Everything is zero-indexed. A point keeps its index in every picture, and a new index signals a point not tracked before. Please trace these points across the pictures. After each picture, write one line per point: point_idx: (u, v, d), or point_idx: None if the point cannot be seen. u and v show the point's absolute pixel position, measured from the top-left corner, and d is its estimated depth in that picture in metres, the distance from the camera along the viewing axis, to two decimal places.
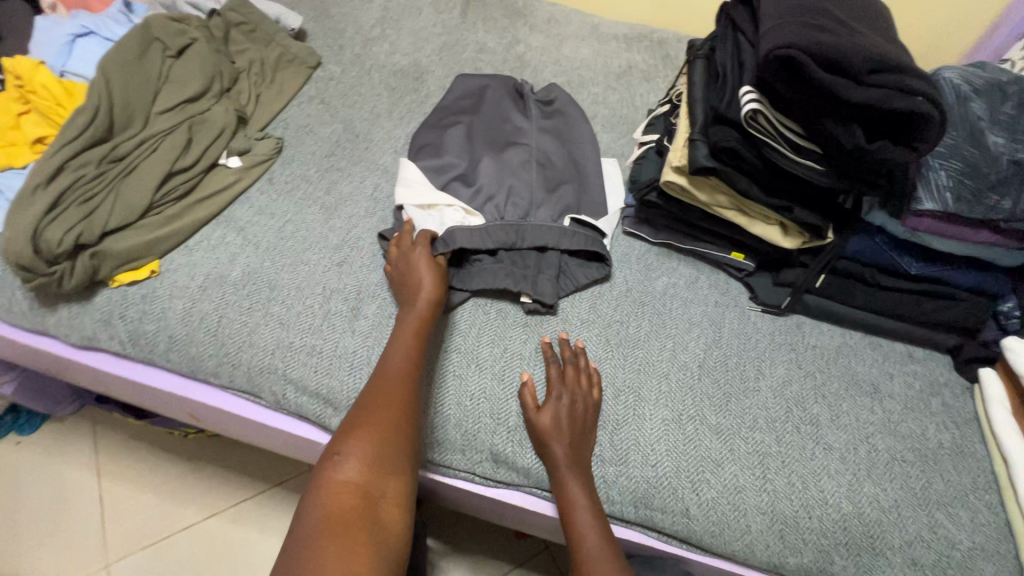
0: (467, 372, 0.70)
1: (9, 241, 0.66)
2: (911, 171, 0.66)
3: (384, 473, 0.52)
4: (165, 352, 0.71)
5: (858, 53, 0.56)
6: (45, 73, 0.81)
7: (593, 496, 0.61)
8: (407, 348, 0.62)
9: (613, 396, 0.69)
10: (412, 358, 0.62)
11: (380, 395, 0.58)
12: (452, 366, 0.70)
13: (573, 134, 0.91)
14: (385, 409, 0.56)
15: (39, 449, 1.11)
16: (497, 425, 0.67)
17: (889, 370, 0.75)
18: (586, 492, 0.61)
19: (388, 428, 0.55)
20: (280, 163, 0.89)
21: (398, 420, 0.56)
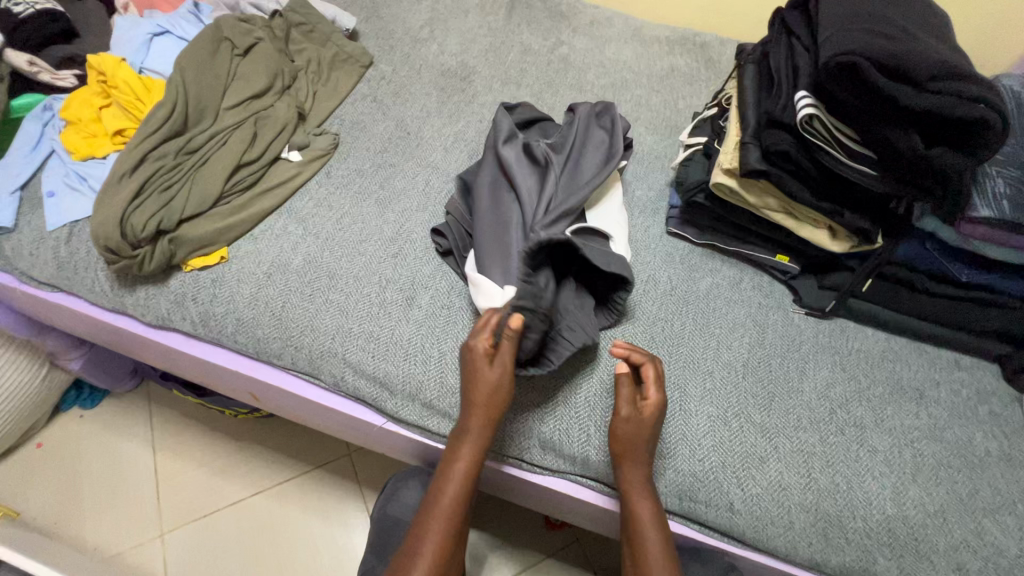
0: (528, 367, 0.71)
1: (100, 226, 0.72)
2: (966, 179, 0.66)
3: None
4: (232, 334, 0.76)
5: (920, 61, 0.57)
6: (126, 70, 0.87)
7: (657, 510, 0.63)
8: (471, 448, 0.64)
9: None
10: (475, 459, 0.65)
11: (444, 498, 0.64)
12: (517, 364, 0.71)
13: (599, 157, 0.83)
14: (440, 527, 0.63)
15: (99, 423, 1.18)
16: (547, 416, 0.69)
17: (936, 377, 0.75)
18: (653, 510, 0.62)
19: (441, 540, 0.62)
20: (337, 158, 0.93)
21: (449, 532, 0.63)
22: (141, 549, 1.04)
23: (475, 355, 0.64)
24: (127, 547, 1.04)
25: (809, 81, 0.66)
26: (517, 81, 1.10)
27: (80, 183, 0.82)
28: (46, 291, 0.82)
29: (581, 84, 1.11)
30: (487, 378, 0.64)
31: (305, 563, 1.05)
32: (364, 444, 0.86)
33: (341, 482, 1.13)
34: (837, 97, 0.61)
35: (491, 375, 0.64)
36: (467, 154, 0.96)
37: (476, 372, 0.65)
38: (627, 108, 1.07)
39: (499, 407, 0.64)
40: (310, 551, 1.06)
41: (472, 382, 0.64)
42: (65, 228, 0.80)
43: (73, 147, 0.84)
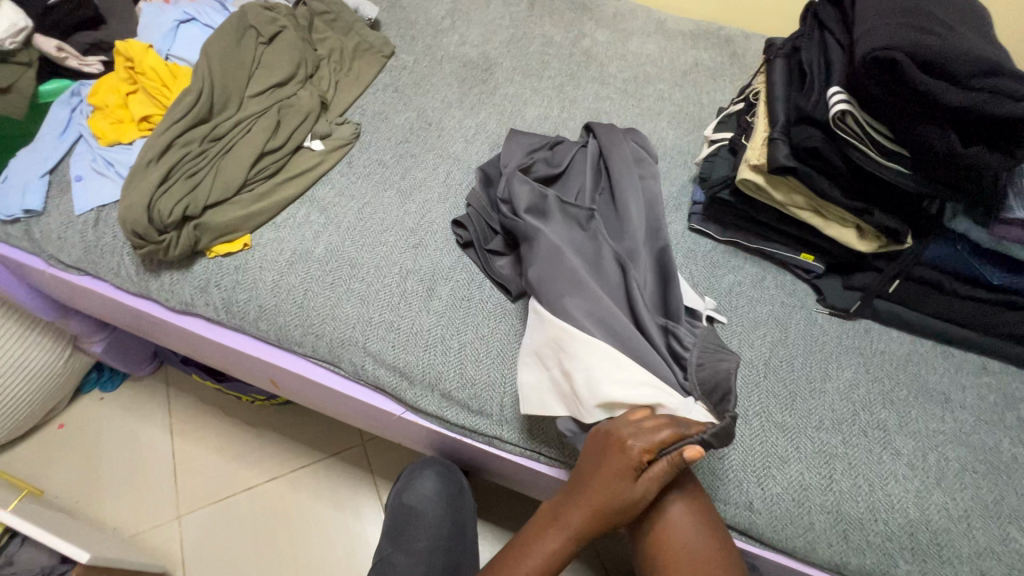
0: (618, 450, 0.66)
1: (127, 210, 0.73)
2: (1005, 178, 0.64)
3: None
4: (255, 321, 0.76)
5: (961, 57, 0.55)
6: (153, 57, 0.88)
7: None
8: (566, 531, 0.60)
9: None
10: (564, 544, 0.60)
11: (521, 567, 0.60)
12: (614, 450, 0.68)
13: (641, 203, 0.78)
14: None
15: (120, 406, 1.20)
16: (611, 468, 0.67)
17: (962, 381, 0.74)
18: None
19: None
20: (358, 148, 0.93)
21: None
22: (160, 529, 1.07)
23: (624, 461, 0.56)
24: (146, 528, 1.06)
25: (843, 76, 0.65)
26: (539, 73, 1.09)
27: (107, 168, 0.83)
28: (72, 275, 0.83)
29: (603, 77, 1.10)
30: (627, 490, 0.56)
31: (319, 549, 1.06)
32: (381, 433, 0.87)
33: (355, 470, 1.14)
34: (873, 93, 0.60)
35: (631, 489, 0.56)
36: (488, 146, 0.96)
37: (613, 479, 0.57)
38: (650, 103, 1.06)
39: (622, 516, 0.58)
40: (323, 538, 1.07)
41: (603, 484, 0.57)
42: (92, 212, 0.81)
43: (100, 133, 0.85)
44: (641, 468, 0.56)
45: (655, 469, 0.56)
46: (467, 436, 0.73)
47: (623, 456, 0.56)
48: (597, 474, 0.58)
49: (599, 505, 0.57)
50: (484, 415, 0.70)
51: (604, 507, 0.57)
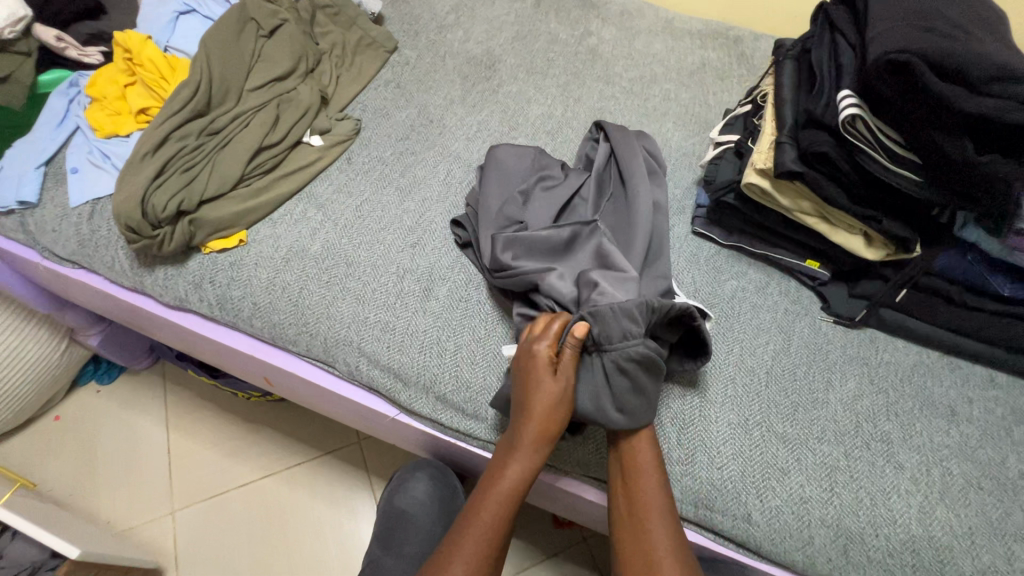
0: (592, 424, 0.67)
1: (121, 204, 0.72)
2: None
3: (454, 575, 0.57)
4: (249, 318, 0.75)
5: (977, 60, 0.53)
6: (152, 48, 0.87)
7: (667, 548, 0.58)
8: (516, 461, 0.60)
9: (680, 396, 0.69)
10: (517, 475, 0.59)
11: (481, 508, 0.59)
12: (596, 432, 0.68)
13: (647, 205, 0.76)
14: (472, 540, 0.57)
15: (115, 399, 1.19)
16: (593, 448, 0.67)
17: (969, 395, 0.72)
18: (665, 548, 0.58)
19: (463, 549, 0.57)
20: (358, 144, 0.92)
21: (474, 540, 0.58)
22: (153, 524, 1.06)
23: (537, 360, 0.60)
24: (139, 522, 1.06)
25: (854, 80, 0.63)
26: (544, 71, 1.07)
27: (103, 160, 0.82)
28: (67, 268, 0.82)
29: (609, 76, 1.08)
30: (549, 387, 0.59)
31: (312, 548, 1.05)
32: (376, 433, 0.86)
33: (350, 469, 1.13)
34: (885, 97, 0.58)
35: (552, 384, 0.59)
36: (490, 144, 0.94)
37: (536, 380, 0.59)
38: (655, 103, 1.04)
39: (560, 419, 0.59)
40: (317, 537, 1.06)
41: (531, 392, 0.59)
42: (88, 205, 0.80)
43: (97, 124, 0.84)
44: (554, 363, 0.60)
45: (564, 360, 0.61)
46: (461, 439, 0.72)
47: (538, 354, 0.60)
48: (522, 380, 0.60)
49: (535, 420, 0.58)
50: (479, 419, 0.69)
51: (541, 415, 0.58)
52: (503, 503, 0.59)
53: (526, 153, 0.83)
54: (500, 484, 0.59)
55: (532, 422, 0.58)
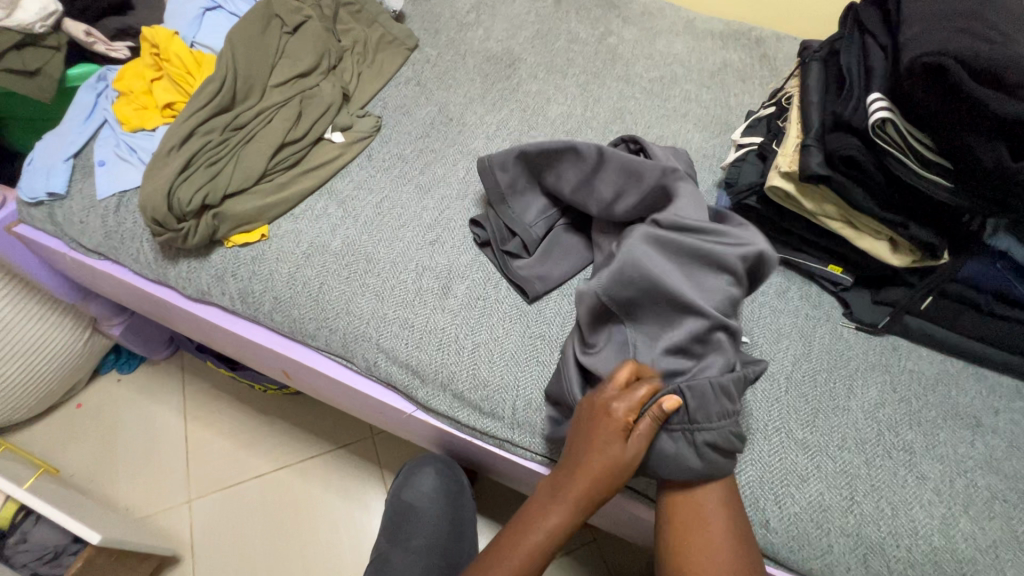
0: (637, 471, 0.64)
1: (148, 197, 0.73)
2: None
3: None
4: (270, 312, 0.76)
5: (1014, 64, 0.52)
6: (178, 43, 0.88)
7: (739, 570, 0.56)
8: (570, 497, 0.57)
9: None
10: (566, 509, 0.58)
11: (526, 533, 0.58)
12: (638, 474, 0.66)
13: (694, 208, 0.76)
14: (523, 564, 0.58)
15: (136, 388, 1.21)
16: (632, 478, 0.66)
17: (995, 405, 0.71)
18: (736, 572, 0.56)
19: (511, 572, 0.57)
20: (378, 141, 0.92)
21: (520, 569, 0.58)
22: (171, 512, 1.08)
23: (612, 420, 0.56)
24: (158, 510, 1.08)
25: (885, 82, 0.62)
26: (563, 70, 1.07)
27: (130, 154, 0.84)
28: (93, 258, 0.84)
29: (629, 76, 1.07)
30: (615, 451, 0.56)
31: (324, 541, 1.06)
32: (392, 428, 0.86)
33: (363, 463, 1.14)
34: (917, 101, 0.57)
35: (620, 451, 0.56)
36: (509, 143, 0.94)
37: (603, 437, 0.56)
38: (676, 104, 1.03)
39: (616, 484, 0.57)
40: (329, 529, 1.07)
41: (595, 450, 0.56)
42: (114, 197, 0.81)
43: (124, 118, 0.85)
44: (629, 429, 0.57)
45: (639, 430, 0.57)
46: (477, 437, 0.72)
47: (614, 414, 0.57)
48: (589, 435, 0.57)
49: (592, 480, 0.56)
50: (496, 418, 0.69)
51: (602, 476, 0.56)
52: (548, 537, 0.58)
53: (543, 202, 0.80)
54: (545, 525, 0.58)
55: (590, 479, 0.57)
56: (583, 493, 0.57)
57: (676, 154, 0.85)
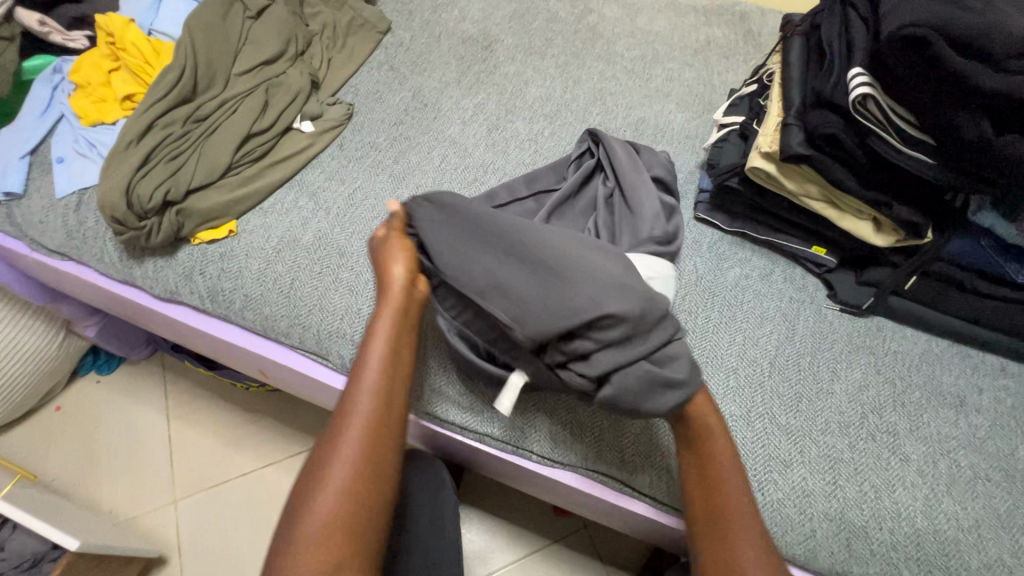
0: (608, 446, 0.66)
1: (106, 195, 0.70)
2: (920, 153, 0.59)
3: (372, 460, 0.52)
4: (240, 310, 0.74)
5: (999, 33, 0.50)
6: (135, 31, 0.84)
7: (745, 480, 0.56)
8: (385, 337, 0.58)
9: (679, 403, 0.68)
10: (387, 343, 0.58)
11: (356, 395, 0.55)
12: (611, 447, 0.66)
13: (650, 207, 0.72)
14: (365, 422, 0.53)
15: (116, 389, 1.19)
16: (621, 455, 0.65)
17: (979, 384, 0.70)
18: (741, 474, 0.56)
19: (358, 434, 0.53)
20: (350, 130, 0.89)
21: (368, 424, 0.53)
22: (156, 513, 1.06)
23: (380, 251, 0.65)
24: (143, 511, 1.06)
25: (866, 57, 0.60)
26: (542, 51, 1.04)
27: (88, 150, 0.80)
28: (57, 260, 0.81)
29: (609, 55, 1.04)
30: (398, 275, 0.62)
31: None
32: None
33: None
34: (899, 77, 0.55)
35: (399, 272, 0.62)
36: (486, 128, 0.91)
37: (387, 269, 0.63)
38: (657, 83, 1.00)
39: (405, 309, 0.61)
40: None
41: (386, 283, 0.62)
42: (74, 196, 0.78)
43: (82, 112, 0.82)
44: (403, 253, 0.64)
45: (396, 249, 0.64)
46: (456, 432, 0.71)
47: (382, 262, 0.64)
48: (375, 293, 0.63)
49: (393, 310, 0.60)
50: (475, 412, 0.68)
51: (397, 309, 0.60)
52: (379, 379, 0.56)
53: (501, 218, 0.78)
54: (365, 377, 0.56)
55: (391, 316, 0.60)
56: (390, 334, 0.59)
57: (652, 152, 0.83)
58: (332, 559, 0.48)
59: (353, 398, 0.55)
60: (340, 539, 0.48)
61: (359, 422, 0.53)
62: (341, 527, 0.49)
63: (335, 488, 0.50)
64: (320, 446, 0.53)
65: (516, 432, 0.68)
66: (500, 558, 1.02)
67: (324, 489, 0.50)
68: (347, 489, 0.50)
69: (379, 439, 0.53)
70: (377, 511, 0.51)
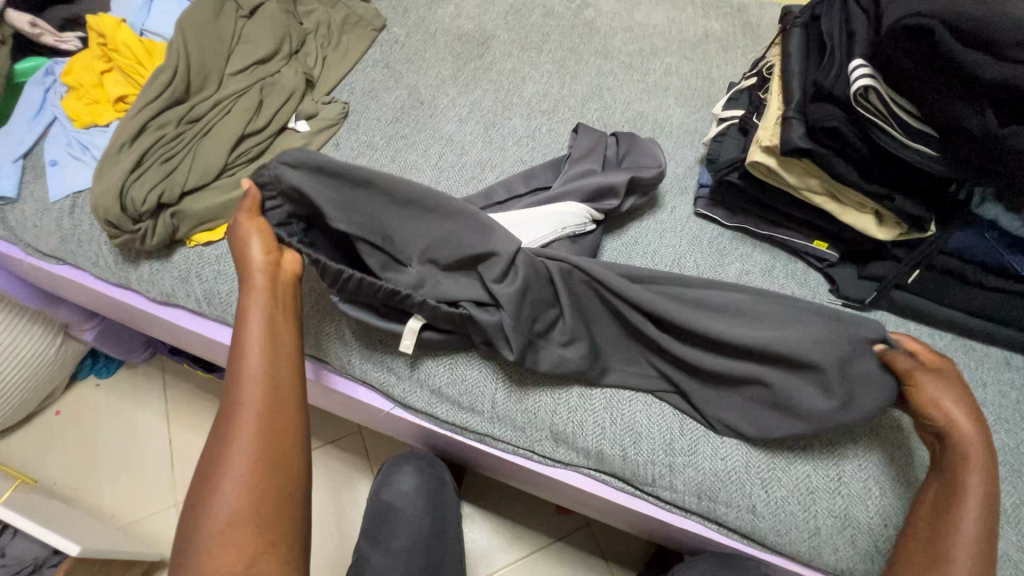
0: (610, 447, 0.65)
1: (99, 198, 0.70)
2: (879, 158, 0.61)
3: (270, 447, 0.49)
4: (238, 312, 0.73)
5: (1002, 21, 0.49)
6: (126, 32, 0.83)
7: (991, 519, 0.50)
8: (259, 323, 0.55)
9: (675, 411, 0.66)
10: (265, 328, 0.55)
11: (235, 390, 0.51)
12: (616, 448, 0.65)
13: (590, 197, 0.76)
14: (252, 411, 0.50)
15: (116, 392, 1.19)
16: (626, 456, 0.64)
17: (983, 377, 0.69)
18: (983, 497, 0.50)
19: (248, 425, 0.49)
20: (346, 129, 0.88)
21: (256, 413, 0.50)
22: (158, 516, 1.06)
23: (238, 236, 0.61)
24: (144, 514, 1.06)
25: (867, 48, 0.59)
26: (538, 47, 1.02)
27: (82, 152, 0.79)
28: (53, 264, 0.80)
29: (607, 50, 1.03)
30: (258, 254, 0.59)
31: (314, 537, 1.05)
32: (374, 426, 0.85)
33: (351, 458, 1.12)
34: (901, 68, 0.55)
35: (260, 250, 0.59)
36: (483, 125, 0.90)
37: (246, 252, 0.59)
38: (656, 77, 0.99)
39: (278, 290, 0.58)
40: (320, 524, 1.06)
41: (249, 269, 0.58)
42: (68, 199, 0.77)
43: (75, 114, 0.81)
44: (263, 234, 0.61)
45: (255, 232, 0.61)
46: (456, 433, 0.70)
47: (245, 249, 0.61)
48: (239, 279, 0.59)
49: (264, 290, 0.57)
50: (475, 413, 0.68)
51: (267, 290, 0.57)
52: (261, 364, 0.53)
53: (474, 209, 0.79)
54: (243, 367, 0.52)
55: (261, 297, 0.57)
56: (264, 315, 0.55)
57: (648, 150, 0.83)
58: (241, 556, 0.45)
59: (233, 393, 0.51)
60: (249, 533, 0.45)
61: (245, 413, 0.50)
62: (248, 520, 0.46)
63: (230, 485, 0.47)
64: (206, 451, 0.49)
65: (516, 434, 0.67)
66: (503, 557, 1.02)
67: (222, 488, 0.47)
68: (245, 478, 0.47)
69: (272, 423, 0.50)
70: (288, 494, 0.49)
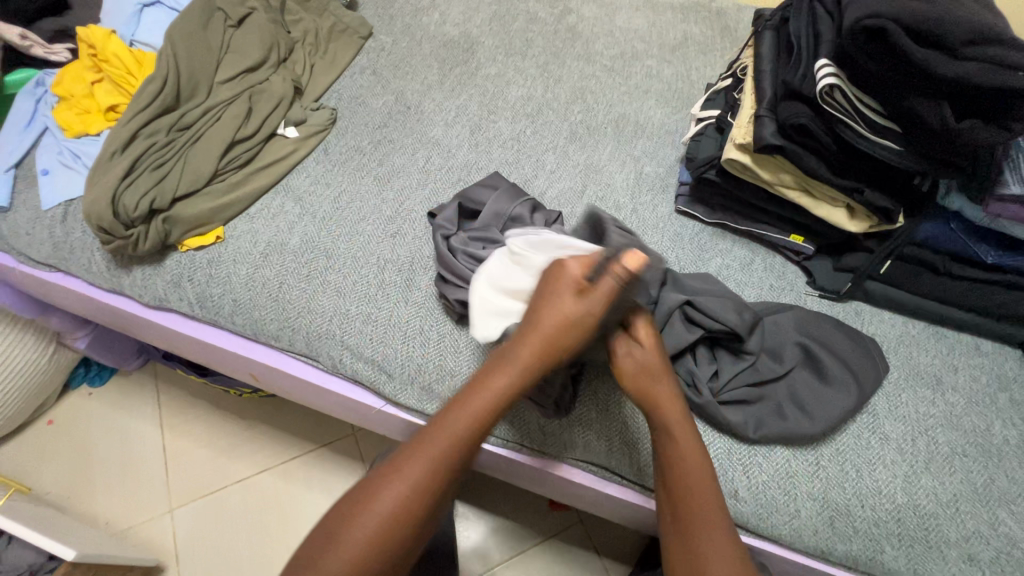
0: (599, 443, 0.67)
1: (92, 205, 0.71)
2: (848, 179, 0.67)
3: (385, 550, 0.51)
4: (230, 315, 0.75)
5: (955, 22, 0.52)
6: (117, 43, 0.85)
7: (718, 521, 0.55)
8: (460, 429, 0.54)
9: None
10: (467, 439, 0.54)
11: (405, 469, 0.53)
12: (605, 439, 0.67)
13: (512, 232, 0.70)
14: (401, 509, 0.51)
15: (109, 400, 1.19)
16: (612, 445, 0.66)
17: (955, 362, 0.72)
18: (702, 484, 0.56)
19: (388, 519, 0.51)
20: (334, 134, 0.90)
21: (399, 516, 0.51)
22: (152, 523, 1.06)
23: (562, 278, 0.57)
24: (138, 521, 1.06)
25: (832, 47, 0.62)
26: (522, 52, 1.05)
27: (73, 161, 0.81)
28: (45, 272, 0.81)
29: (589, 54, 1.06)
30: (570, 311, 0.55)
31: None
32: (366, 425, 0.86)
33: (346, 461, 1.13)
34: (862, 67, 0.57)
35: (570, 311, 0.55)
36: (469, 129, 0.93)
37: (555, 300, 0.56)
38: (637, 80, 1.02)
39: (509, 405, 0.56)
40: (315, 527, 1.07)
41: (536, 325, 0.56)
42: (60, 207, 0.79)
43: (66, 124, 0.82)
44: (578, 286, 0.56)
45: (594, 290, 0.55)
46: None
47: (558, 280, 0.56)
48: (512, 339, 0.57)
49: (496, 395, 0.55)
50: None
51: (479, 410, 0.55)
52: (434, 470, 0.53)
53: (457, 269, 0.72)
54: (422, 459, 0.53)
55: (467, 415, 0.55)
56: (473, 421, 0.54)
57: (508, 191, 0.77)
58: None
59: (404, 466, 0.53)
60: None
61: (378, 508, 0.51)
62: None
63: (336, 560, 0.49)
64: (344, 501, 0.54)
65: (506, 427, 0.69)
66: (496, 555, 1.03)
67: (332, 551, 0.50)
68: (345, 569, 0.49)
69: (395, 538, 0.51)
70: None
